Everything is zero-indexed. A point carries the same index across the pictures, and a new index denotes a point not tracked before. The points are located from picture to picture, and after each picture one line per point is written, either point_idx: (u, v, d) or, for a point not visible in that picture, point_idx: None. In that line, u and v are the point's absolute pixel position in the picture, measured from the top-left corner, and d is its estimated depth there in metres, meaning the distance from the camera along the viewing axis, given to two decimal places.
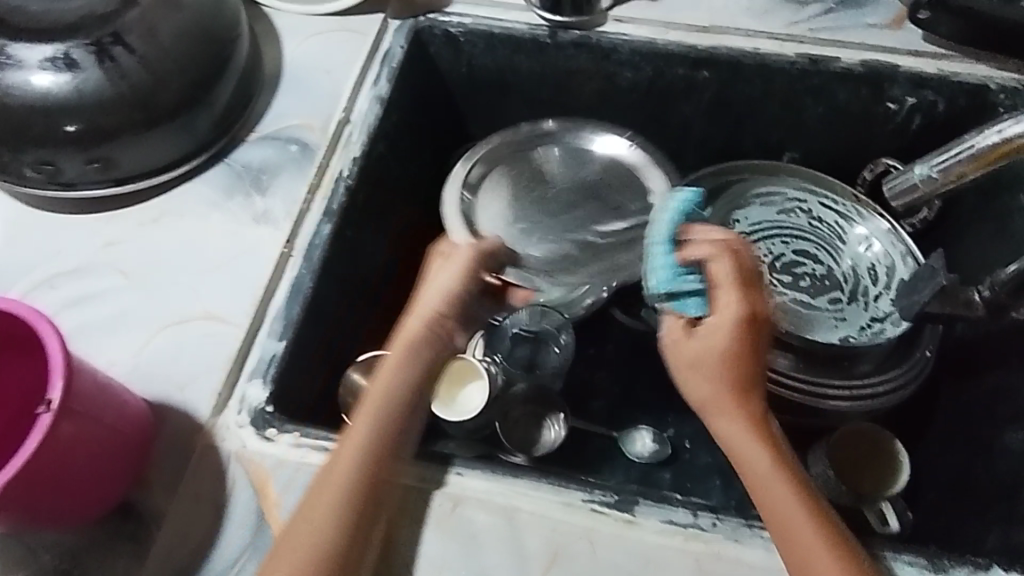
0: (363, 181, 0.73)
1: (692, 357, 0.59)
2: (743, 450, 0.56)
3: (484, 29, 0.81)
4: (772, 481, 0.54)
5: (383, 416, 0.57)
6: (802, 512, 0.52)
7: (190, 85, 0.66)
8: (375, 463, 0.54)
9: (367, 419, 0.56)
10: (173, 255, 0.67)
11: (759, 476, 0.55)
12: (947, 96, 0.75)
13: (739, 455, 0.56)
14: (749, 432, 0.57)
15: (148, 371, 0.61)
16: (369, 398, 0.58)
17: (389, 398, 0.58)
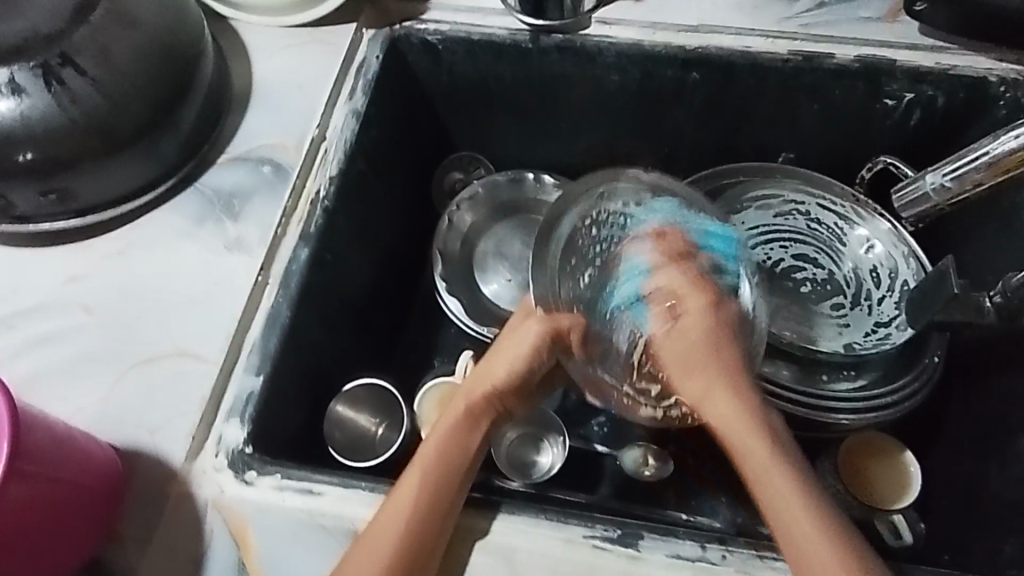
0: (341, 201, 0.70)
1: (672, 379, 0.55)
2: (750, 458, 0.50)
3: (463, 36, 0.77)
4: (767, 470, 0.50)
5: (437, 494, 0.52)
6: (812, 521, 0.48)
7: (153, 108, 0.62)
8: (423, 538, 0.50)
9: (416, 484, 0.52)
10: (141, 289, 0.63)
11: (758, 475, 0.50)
12: (946, 90, 0.72)
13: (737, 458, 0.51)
14: (748, 421, 0.51)
15: (117, 414, 0.57)
16: (422, 461, 0.54)
17: (445, 473, 0.53)
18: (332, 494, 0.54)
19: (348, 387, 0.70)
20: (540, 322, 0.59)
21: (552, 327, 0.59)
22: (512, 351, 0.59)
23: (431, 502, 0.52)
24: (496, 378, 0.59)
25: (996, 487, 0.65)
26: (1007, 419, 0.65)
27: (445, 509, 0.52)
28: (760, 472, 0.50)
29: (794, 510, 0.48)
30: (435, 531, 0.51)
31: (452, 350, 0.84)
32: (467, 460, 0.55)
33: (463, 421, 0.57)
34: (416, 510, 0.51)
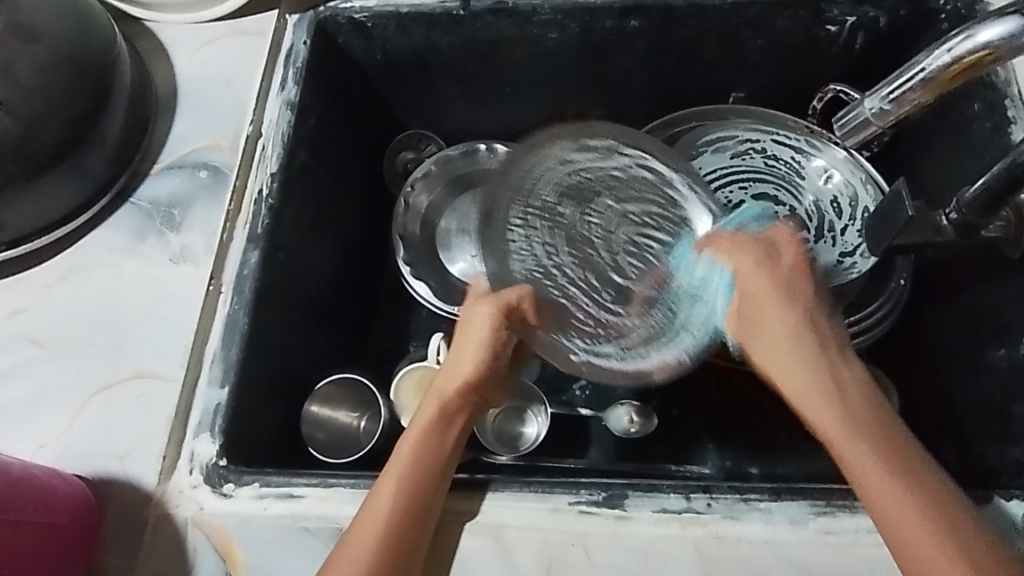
0: (286, 197, 0.67)
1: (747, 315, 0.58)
2: (875, 474, 0.48)
3: (392, 10, 0.74)
4: (840, 442, 0.51)
5: (413, 493, 0.51)
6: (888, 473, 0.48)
7: (70, 124, 0.59)
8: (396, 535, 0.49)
9: (392, 485, 0.51)
10: (89, 314, 0.61)
11: (885, 498, 0.48)
12: (888, 9, 0.71)
13: (861, 480, 0.49)
14: (822, 386, 0.53)
15: (81, 445, 0.56)
16: (400, 456, 0.54)
17: (421, 472, 0.53)
18: (314, 495, 0.54)
19: (320, 386, 0.68)
20: (488, 301, 0.58)
21: (501, 304, 0.58)
22: (477, 337, 0.58)
23: (411, 499, 0.51)
24: (465, 371, 0.58)
25: (969, 399, 0.65)
26: (976, 331, 0.65)
27: (427, 502, 0.52)
28: (897, 492, 0.47)
29: (918, 521, 0.46)
30: (420, 520, 0.51)
31: (425, 333, 0.83)
32: (443, 452, 0.55)
33: (435, 419, 0.56)
34: (392, 522, 0.50)
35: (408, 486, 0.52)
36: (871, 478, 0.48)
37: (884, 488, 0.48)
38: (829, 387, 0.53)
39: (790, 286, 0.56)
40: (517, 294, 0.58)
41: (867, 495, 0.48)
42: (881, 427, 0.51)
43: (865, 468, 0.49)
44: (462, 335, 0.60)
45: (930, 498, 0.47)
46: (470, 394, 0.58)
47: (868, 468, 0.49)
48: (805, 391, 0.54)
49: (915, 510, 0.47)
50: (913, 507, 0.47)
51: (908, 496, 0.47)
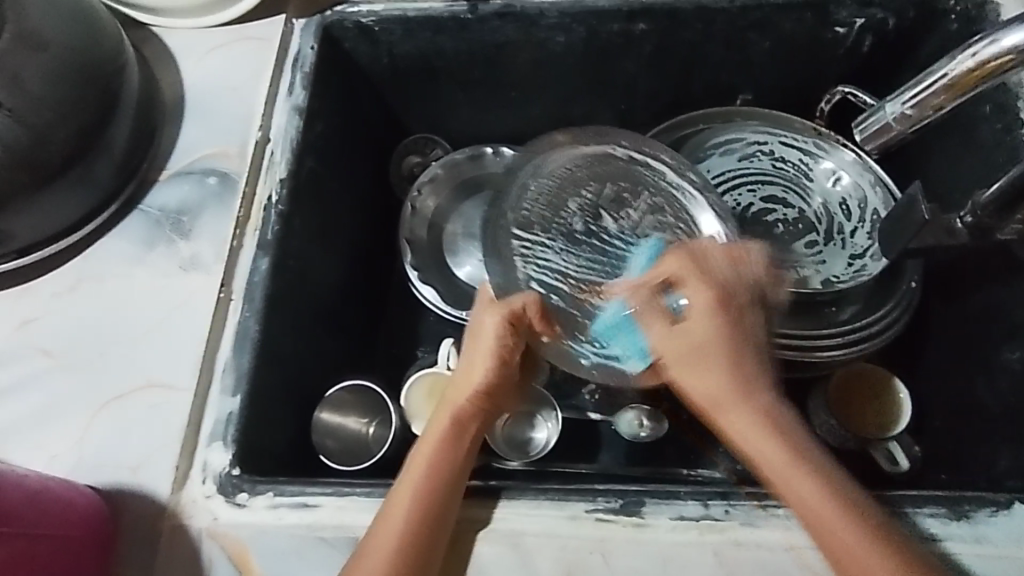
0: (295, 203, 0.67)
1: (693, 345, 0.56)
2: (775, 463, 0.50)
3: (398, 14, 0.74)
4: (782, 473, 0.50)
5: (429, 510, 0.50)
6: (841, 518, 0.47)
7: (79, 133, 0.59)
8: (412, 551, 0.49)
9: (407, 502, 0.50)
10: (99, 323, 0.61)
11: (795, 484, 0.49)
12: (896, 11, 0.71)
13: (766, 468, 0.51)
14: (758, 426, 0.52)
15: (92, 456, 0.55)
16: (414, 468, 0.53)
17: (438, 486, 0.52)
18: (329, 505, 0.53)
19: (331, 393, 0.68)
20: (493, 311, 0.59)
21: (507, 313, 0.59)
22: (484, 350, 0.58)
23: (429, 516, 0.50)
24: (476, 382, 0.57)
25: (982, 401, 0.65)
26: (988, 332, 0.65)
27: (441, 521, 0.51)
28: (795, 475, 0.49)
29: (829, 509, 0.48)
30: (434, 538, 0.50)
31: (433, 338, 0.82)
32: (456, 469, 0.53)
33: (447, 431, 0.55)
34: (409, 540, 0.49)
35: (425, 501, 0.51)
36: (774, 464, 0.50)
37: (795, 475, 0.49)
38: (738, 378, 0.53)
39: (698, 309, 0.56)
40: (525, 304, 0.60)
41: (776, 481, 0.50)
42: (777, 425, 0.52)
43: (763, 452, 0.51)
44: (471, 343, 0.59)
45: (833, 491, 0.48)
46: (483, 404, 0.57)
47: (761, 454, 0.51)
48: (711, 391, 0.54)
49: (818, 497, 0.48)
50: (825, 496, 0.48)
51: (809, 480, 0.49)
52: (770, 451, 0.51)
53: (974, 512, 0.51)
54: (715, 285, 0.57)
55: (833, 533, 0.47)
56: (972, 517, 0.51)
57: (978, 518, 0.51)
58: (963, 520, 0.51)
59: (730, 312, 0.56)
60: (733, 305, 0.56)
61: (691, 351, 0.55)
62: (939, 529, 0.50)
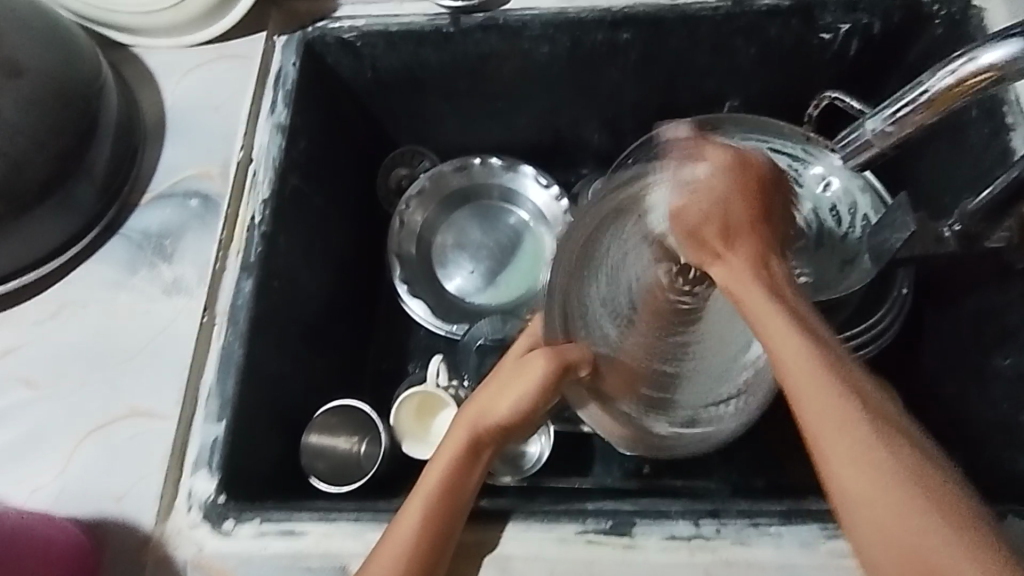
0: (279, 222, 0.66)
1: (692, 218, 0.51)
2: (865, 456, 0.37)
3: (380, 28, 0.73)
4: (848, 453, 0.38)
5: (439, 521, 0.50)
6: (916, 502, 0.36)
7: (56, 159, 0.58)
8: (416, 566, 0.49)
9: (416, 518, 0.50)
10: (81, 350, 0.60)
11: (892, 480, 0.37)
12: (882, 15, 0.70)
13: (860, 462, 0.37)
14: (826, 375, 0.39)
15: (76, 488, 0.55)
16: (423, 490, 0.52)
17: (448, 502, 0.52)
18: (316, 532, 0.53)
19: (319, 414, 0.67)
20: (549, 357, 0.53)
21: (562, 364, 0.53)
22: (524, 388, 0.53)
23: (436, 534, 0.50)
24: (504, 420, 0.54)
25: (975, 407, 0.65)
26: (981, 338, 0.65)
27: (450, 535, 0.51)
28: (890, 471, 0.37)
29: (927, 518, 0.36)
30: (439, 555, 0.50)
31: (424, 352, 0.81)
32: (468, 496, 0.53)
33: (465, 456, 0.54)
34: (414, 556, 0.49)
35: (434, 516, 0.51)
36: (838, 431, 0.38)
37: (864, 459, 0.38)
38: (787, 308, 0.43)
39: (711, 186, 0.51)
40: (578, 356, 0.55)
41: (862, 467, 0.37)
42: (856, 383, 0.40)
43: (839, 426, 0.38)
44: (508, 377, 0.55)
45: (939, 481, 0.37)
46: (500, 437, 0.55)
47: (851, 431, 0.38)
48: (779, 328, 0.41)
49: (919, 497, 0.36)
50: (926, 502, 0.36)
51: (899, 463, 0.37)
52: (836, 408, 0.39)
53: None
54: (715, 193, 0.51)
55: (949, 572, 0.35)
56: None
57: None
58: None
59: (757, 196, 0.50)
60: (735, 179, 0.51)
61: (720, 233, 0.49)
62: None
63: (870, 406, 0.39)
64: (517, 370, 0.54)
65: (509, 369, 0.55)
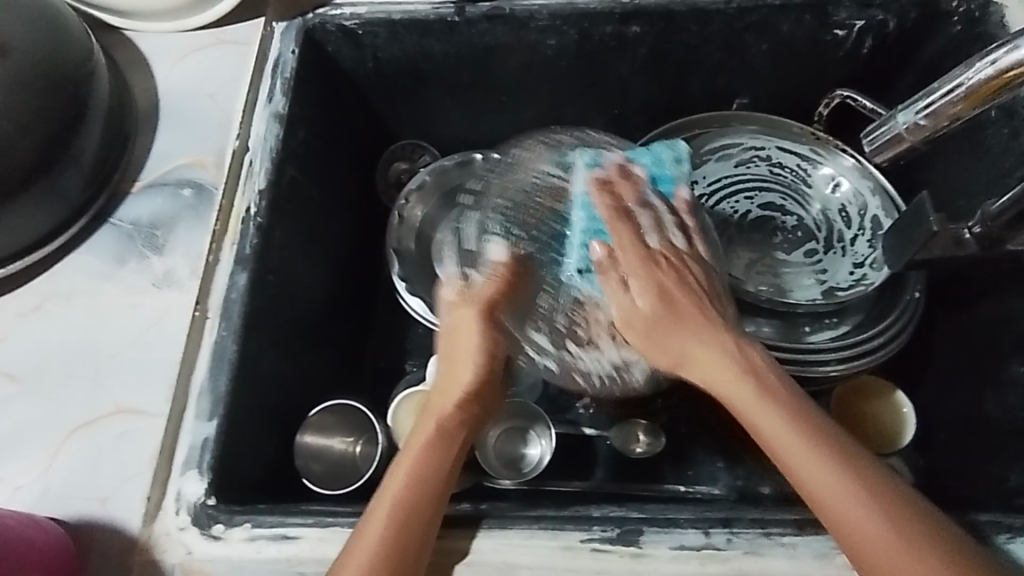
0: (275, 214, 0.64)
1: (644, 319, 0.54)
2: (799, 459, 0.48)
3: (383, 17, 0.71)
4: (782, 442, 0.49)
5: (409, 509, 0.49)
6: (833, 471, 0.47)
7: (44, 143, 0.56)
8: (390, 558, 0.47)
9: (382, 519, 0.49)
10: (66, 345, 0.58)
11: (818, 486, 0.47)
12: (897, 12, 0.69)
13: (798, 470, 0.48)
14: (733, 368, 0.51)
15: (59, 489, 0.52)
16: (397, 472, 0.51)
17: (420, 482, 0.51)
18: (311, 537, 0.50)
19: (314, 414, 0.65)
20: (466, 304, 0.55)
21: (478, 305, 0.55)
22: (463, 349, 0.54)
23: (406, 519, 0.49)
24: (461, 384, 0.54)
25: (990, 414, 0.63)
26: (996, 344, 0.63)
27: (421, 520, 0.49)
28: (814, 462, 0.47)
29: (858, 497, 0.46)
30: (411, 539, 0.48)
31: (422, 352, 0.79)
32: (439, 479, 0.51)
33: (433, 441, 0.53)
34: (388, 543, 0.47)
35: (405, 506, 0.49)
36: (776, 434, 0.49)
37: (794, 446, 0.48)
38: (722, 338, 0.52)
39: (625, 307, 0.55)
40: (496, 290, 0.56)
41: (787, 458, 0.48)
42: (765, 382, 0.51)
43: (765, 421, 0.50)
44: (450, 341, 0.55)
45: (838, 462, 0.47)
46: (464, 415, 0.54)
47: (793, 459, 0.48)
48: (766, 420, 0.49)
49: (830, 470, 0.47)
50: (842, 469, 0.47)
51: (819, 455, 0.48)
52: (724, 370, 0.51)
53: (987, 538, 0.49)
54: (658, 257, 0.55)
55: (864, 535, 0.45)
56: (985, 542, 0.48)
57: (992, 544, 0.48)
58: (977, 546, 0.48)
59: (686, 277, 0.54)
60: (675, 256, 0.55)
61: (666, 316, 0.53)
62: None
63: (780, 400, 0.50)
64: (446, 338, 0.55)
65: (447, 341, 0.55)
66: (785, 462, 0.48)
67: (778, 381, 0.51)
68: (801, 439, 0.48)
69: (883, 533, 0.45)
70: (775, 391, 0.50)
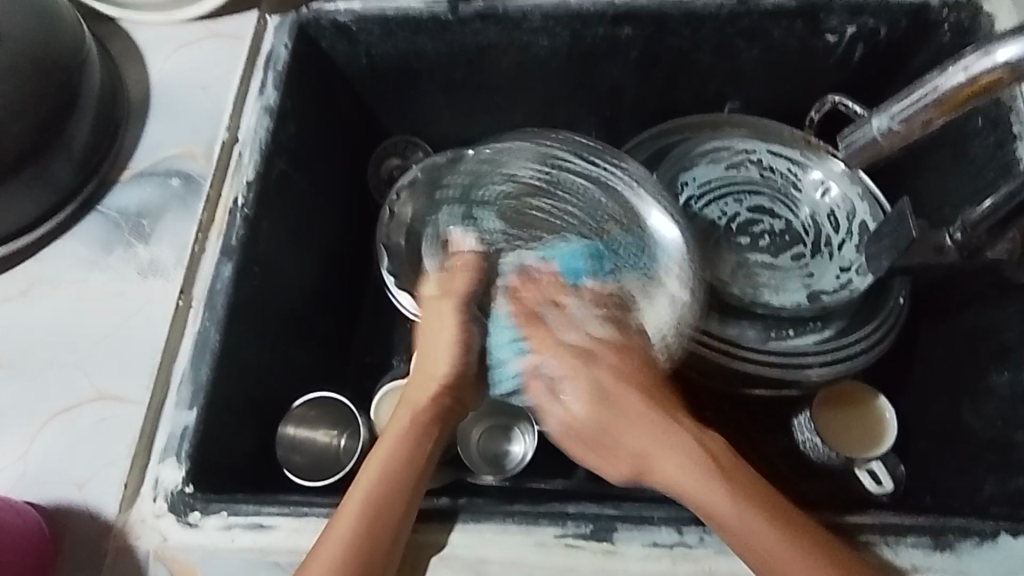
0: (262, 206, 0.64)
1: (584, 425, 0.56)
2: (706, 497, 0.50)
3: (376, 13, 0.71)
4: (691, 483, 0.51)
5: (381, 493, 0.50)
6: (743, 505, 0.49)
7: (33, 131, 0.56)
8: (366, 541, 0.48)
9: (359, 498, 0.50)
10: (51, 329, 0.58)
11: (727, 517, 0.49)
12: (888, 20, 0.69)
13: (703, 505, 0.50)
14: (637, 410, 0.55)
15: (39, 472, 0.52)
16: (370, 466, 0.53)
17: (389, 471, 0.52)
18: (285, 526, 0.51)
19: (296, 406, 0.65)
20: (443, 298, 0.61)
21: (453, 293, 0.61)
22: (436, 338, 0.60)
23: (380, 500, 0.50)
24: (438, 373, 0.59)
25: (971, 423, 0.63)
26: (978, 353, 0.63)
27: (394, 511, 0.50)
28: (704, 489, 0.50)
29: (760, 527, 0.48)
30: (387, 527, 0.49)
31: (408, 348, 0.79)
32: (411, 471, 0.53)
33: (409, 430, 0.56)
34: (365, 525, 0.48)
35: (381, 493, 0.51)
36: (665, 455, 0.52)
37: (704, 484, 0.50)
38: (632, 397, 0.55)
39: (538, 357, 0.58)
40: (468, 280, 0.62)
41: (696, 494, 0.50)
42: (671, 431, 0.54)
43: (665, 460, 0.52)
44: (427, 336, 0.61)
45: (741, 495, 0.49)
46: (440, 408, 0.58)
47: (703, 492, 0.50)
48: (661, 451, 0.53)
49: (733, 503, 0.49)
50: (759, 512, 0.49)
51: (726, 500, 0.49)
52: (649, 438, 0.53)
53: (957, 543, 0.49)
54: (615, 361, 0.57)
55: (768, 554, 0.47)
56: (954, 547, 0.49)
57: (961, 549, 0.48)
58: (947, 551, 0.48)
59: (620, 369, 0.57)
60: (616, 347, 0.58)
61: (604, 422, 0.55)
62: (922, 560, 0.48)
63: (668, 439, 0.53)
64: (426, 331, 0.61)
65: (428, 322, 0.61)
66: (694, 498, 0.50)
67: (698, 435, 0.54)
68: (706, 473, 0.51)
69: (791, 562, 0.47)
70: (666, 426, 0.54)
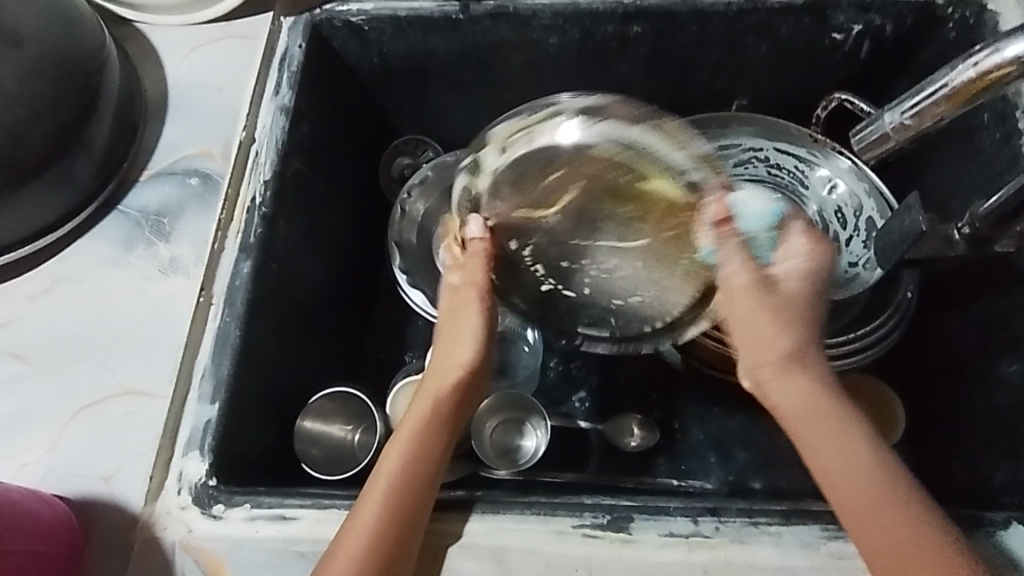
0: (280, 204, 0.65)
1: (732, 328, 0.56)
2: (840, 465, 0.49)
3: (388, 14, 0.72)
4: (828, 443, 0.50)
5: (406, 478, 0.52)
6: (876, 481, 0.48)
7: (56, 132, 0.57)
8: (391, 520, 0.49)
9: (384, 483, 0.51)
10: (74, 327, 0.59)
11: (866, 489, 0.48)
12: (894, 17, 0.70)
13: (832, 470, 0.49)
14: (799, 371, 0.53)
15: (66, 466, 0.54)
16: (390, 455, 0.53)
17: (410, 458, 0.53)
18: (308, 517, 0.52)
19: (314, 401, 0.66)
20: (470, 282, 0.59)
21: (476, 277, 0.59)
22: (464, 327, 0.58)
23: (404, 487, 0.51)
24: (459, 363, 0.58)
25: (979, 414, 0.64)
26: (986, 344, 0.64)
27: (418, 497, 0.51)
28: (846, 458, 0.49)
29: (892, 510, 0.47)
30: (409, 515, 0.50)
31: (420, 344, 0.80)
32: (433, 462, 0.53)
33: (432, 420, 0.56)
34: (390, 507, 0.49)
35: (400, 480, 0.51)
36: (797, 406, 0.52)
37: (841, 450, 0.50)
38: (798, 340, 0.53)
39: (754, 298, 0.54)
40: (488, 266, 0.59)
41: (841, 475, 0.49)
42: (826, 390, 0.52)
43: (796, 414, 0.52)
44: (449, 319, 0.59)
45: (879, 475, 0.48)
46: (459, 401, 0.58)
47: (844, 459, 0.49)
48: (810, 406, 0.51)
49: (868, 479, 0.48)
50: (888, 493, 0.48)
51: (872, 475, 0.48)
52: (795, 392, 0.52)
53: (969, 531, 0.50)
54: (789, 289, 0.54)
55: (889, 537, 0.46)
56: (967, 535, 0.50)
57: (973, 537, 0.49)
58: (959, 538, 0.49)
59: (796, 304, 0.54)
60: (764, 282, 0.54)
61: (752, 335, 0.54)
62: None
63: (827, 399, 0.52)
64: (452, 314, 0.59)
65: (445, 319, 0.60)
66: (830, 458, 0.50)
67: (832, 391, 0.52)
68: (840, 438, 0.50)
69: (914, 551, 0.46)
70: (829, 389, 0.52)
